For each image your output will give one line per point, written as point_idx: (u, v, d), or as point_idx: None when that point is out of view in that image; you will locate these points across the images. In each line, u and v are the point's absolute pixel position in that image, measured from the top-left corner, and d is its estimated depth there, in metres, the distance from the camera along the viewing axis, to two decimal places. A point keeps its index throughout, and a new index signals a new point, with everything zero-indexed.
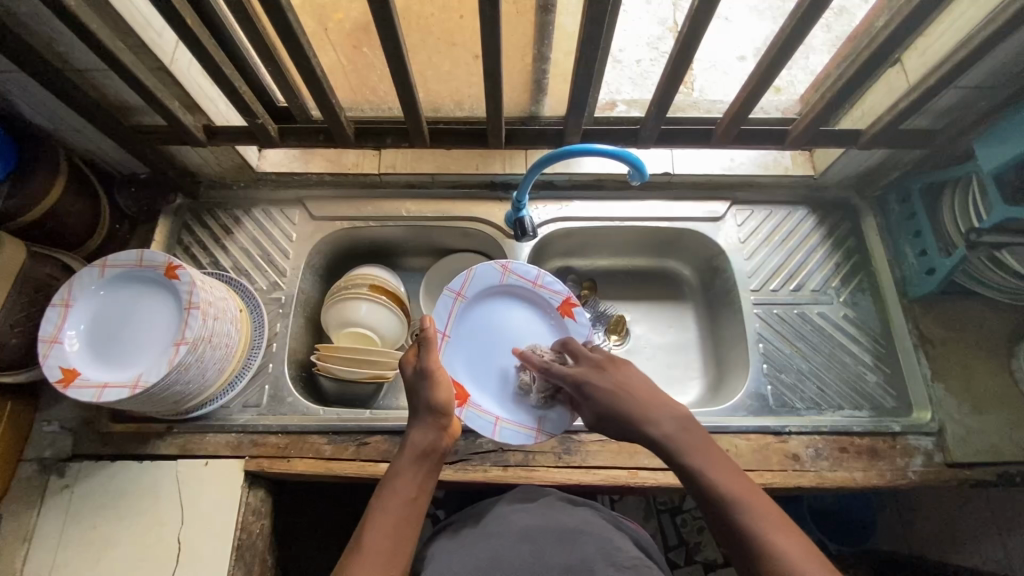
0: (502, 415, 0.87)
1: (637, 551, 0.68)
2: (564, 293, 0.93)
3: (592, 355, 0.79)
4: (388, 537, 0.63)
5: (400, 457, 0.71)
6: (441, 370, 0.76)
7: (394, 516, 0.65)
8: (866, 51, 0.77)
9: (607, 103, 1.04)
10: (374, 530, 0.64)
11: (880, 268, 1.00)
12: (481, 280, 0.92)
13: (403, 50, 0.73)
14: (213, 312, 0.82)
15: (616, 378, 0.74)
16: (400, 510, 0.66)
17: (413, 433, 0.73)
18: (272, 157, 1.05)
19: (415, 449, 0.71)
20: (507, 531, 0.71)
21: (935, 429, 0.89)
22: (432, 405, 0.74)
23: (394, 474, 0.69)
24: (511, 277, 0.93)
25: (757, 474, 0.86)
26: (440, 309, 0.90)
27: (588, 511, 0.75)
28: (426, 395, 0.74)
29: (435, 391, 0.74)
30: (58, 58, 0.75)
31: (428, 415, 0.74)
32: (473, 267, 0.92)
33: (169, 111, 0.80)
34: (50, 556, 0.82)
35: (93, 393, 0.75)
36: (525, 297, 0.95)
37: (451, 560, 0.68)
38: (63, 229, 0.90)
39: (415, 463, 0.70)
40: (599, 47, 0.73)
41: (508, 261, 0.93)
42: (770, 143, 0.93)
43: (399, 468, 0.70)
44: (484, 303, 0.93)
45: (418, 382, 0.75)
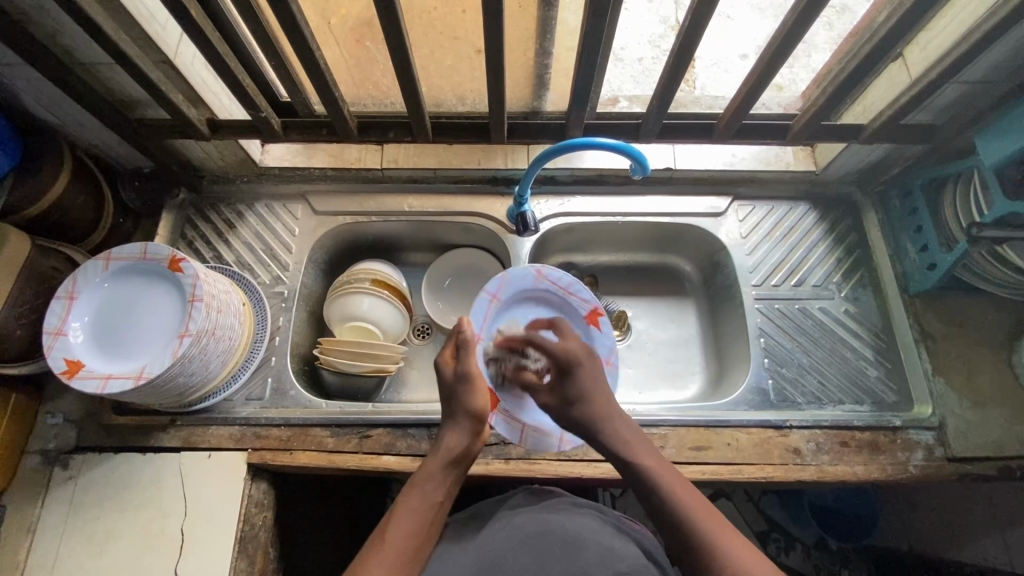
0: (533, 421, 0.87)
1: (637, 556, 0.68)
2: (592, 302, 0.95)
3: (576, 341, 0.80)
4: (413, 538, 0.65)
5: (432, 461, 0.72)
6: (480, 374, 0.76)
7: (417, 518, 0.67)
8: (867, 45, 0.77)
9: (609, 99, 1.04)
10: (395, 528, 0.66)
11: (881, 263, 1.01)
12: (516, 284, 0.93)
13: (406, 44, 0.73)
14: (215, 305, 0.82)
15: (592, 369, 0.78)
16: (425, 512, 0.68)
17: (446, 436, 0.74)
18: (275, 152, 1.05)
19: (448, 455, 0.72)
20: (509, 537, 0.70)
21: (936, 424, 0.89)
22: (470, 411, 0.74)
23: (423, 476, 0.71)
24: (543, 282, 0.94)
25: (758, 468, 0.86)
26: (477, 312, 0.90)
27: (589, 515, 0.74)
28: (463, 399, 0.74)
29: (473, 395, 0.74)
30: (63, 50, 0.75)
31: (466, 420, 0.74)
32: (508, 270, 0.93)
33: (172, 104, 0.81)
34: (54, 547, 0.82)
35: (98, 384, 0.75)
36: (551, 303, 0.96)
37: (454, 561, 0.69)
38: (66, 223, 0.90)
39: (446, 466, 0.72)
40: (601, 41, 0.73)
41: (542, 266, 0.94)
42: (770, 139, 0.93)
43: (430, 472, 0.71)
44: (517, 307, 0.94)
45: (455, 385, 0.75)
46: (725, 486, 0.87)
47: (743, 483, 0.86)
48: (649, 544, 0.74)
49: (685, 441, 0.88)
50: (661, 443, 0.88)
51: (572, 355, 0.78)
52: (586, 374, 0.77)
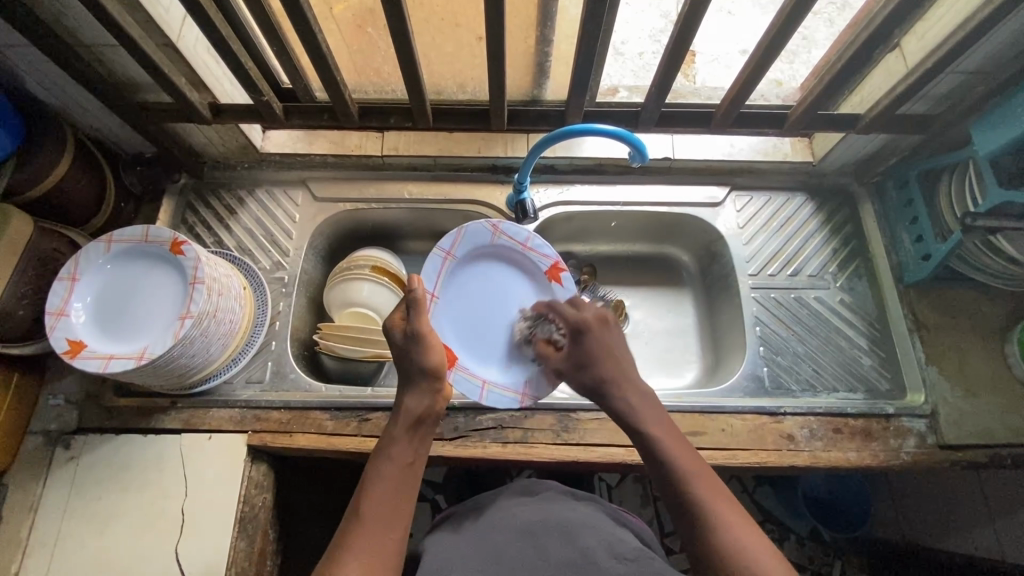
0: (490, 379, 0.89)
1: (638, 543, 0.67)
2: (554, 257, 0.94)
3: (595, 310, 0.84)
4: (389, 500, 0.65)
5: (395, 424, 0.72)
6: (431, 334, 0.76)
7: (392, 480, 0.67)
8: (865, 32, 0.78)
9: (608, 89, 1.05)
10: (372, 493, 0.65)
11: (876, 253, 1.02)
12: (472, 241, 0.92)
13: (409, 28, 0.74)
14: (217, 287, 0.83)
15: (608, 338, 0.81)
16: (398, 472, 0.68)
17: (407, 400, 0.74)
18: (276, 138, 1.06)
19: (409, 417, 0.73)
20: (508, 526, 0.69)
21: (928, 412, 0.90)
22: (424, 369, 0.75)
23: (390, 439, 0.71)
24: (501, 238, 0.93)
25: (752, 453, 0.87)
26: (429, 269, 0.89)
27: (588, 506, 0.74)
28: (416, 359, 0.75)
29: (428, 354, 0.75)
30: (67, 31, 0.76)
31: (422, 381, 0.75)
32: (463, 226, 0.91)
33: (174, 86, 0.81)
34: (56, 526, 0.83)
35: (100, 364, 0.76)
36: (510, 257, 0.95)
37: (453, 551, 0.67)
38: (68, 205, 0.91)
39: (410, 428, 0.72)
40: (601, 28, 0.73)
41: (499, 222, 0.92)
42: (768, 128, 0.94)
43: (393, 435, 0.71)
44: (474, 261, 0.94)
45: (409, 345, 0.75)
46: (719, 471, 0.88)
47: (737, 468, 0.87)
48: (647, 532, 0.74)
49: (681, 426, 0.89)
50: None
51: (585, 323, 0.82)
52: (599, 342, 0.80)
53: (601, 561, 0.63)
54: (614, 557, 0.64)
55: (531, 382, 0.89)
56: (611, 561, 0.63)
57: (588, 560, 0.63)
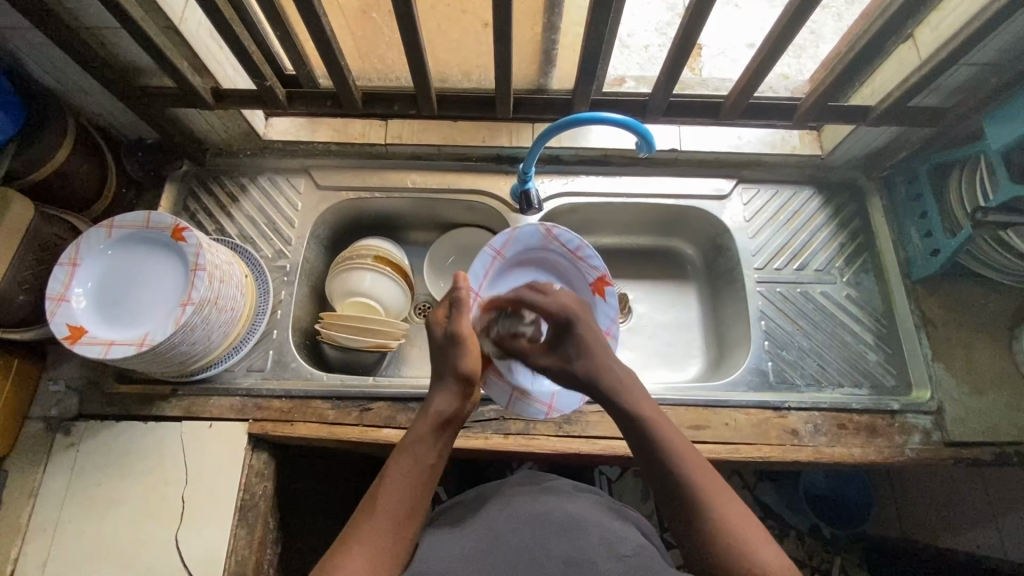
0: (524, 386, 0.88)
1: (637, 539, 0.67)
2: (602, 270, 0.92)
3: (567, 297, 0.79)
4: (404, 500, 0.64)
5: (422, 423, 0.70)
6: (468, 337, 0.75)
7: (408, 481, 0.65)
8: (878, 21, 0.77)
9: (615, 79, 1.03)
10: (384, 493, 0.64)
11: (884, 248, 1.00)
12: (520, 244, 0.92)
13: (414, 12, 0.72)
14: (219, 275, 0.82)
15: (587, 327, 0.77)
16: (416, 475, 0.66)
17: (436, 399, 0.72)
18: (279, 125, 1.05)
19: (438, 417, 0.71)
20: (508, 519, 0.68)
21: (933, 408, 0.89)
22: (459, 372, 0.73)
23: (414, 441, 0.69)
24: (552, 244, 0.92)
25: (755, 448, 0.87)
26: (478, 264, 0.89)
27: (589, 500, 0.74)
28: (454, 360, 0.73)
29: (465, 358, 0.73)
30: (67, 13, 0.75)
31: (455, 383, 0.73)
32: (517, 227, 0.91)
33: (176, 70, 0.80)
34: (56, 511, 0.83)
35: (100, 350, 0.76)
36: (559, 263, 0.95)
37: (451, 543, 0.66)
38: (69, 190, 0.90)
39: (435, 430, 0.70)
40: (609, 15, 0.72)
41: (553, 227, 0.91)
42: (777, 119, 0.93)
43: (418, 435, 0.69)
44: (520, 264, 0.94)
45: (447, 346, 0.74)
46: (721, 465, 0.88)
47: (740, 462, 0.87)
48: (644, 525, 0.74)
49: (684, 421, 0.88)
50: None
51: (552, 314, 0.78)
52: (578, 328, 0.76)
53: (601, 560, 0.61)
54: (613, 555, 0.63)
55: (560, 398, 0.88)
56: (611, 560, 0.62)
57: (589, 559, 0.61)
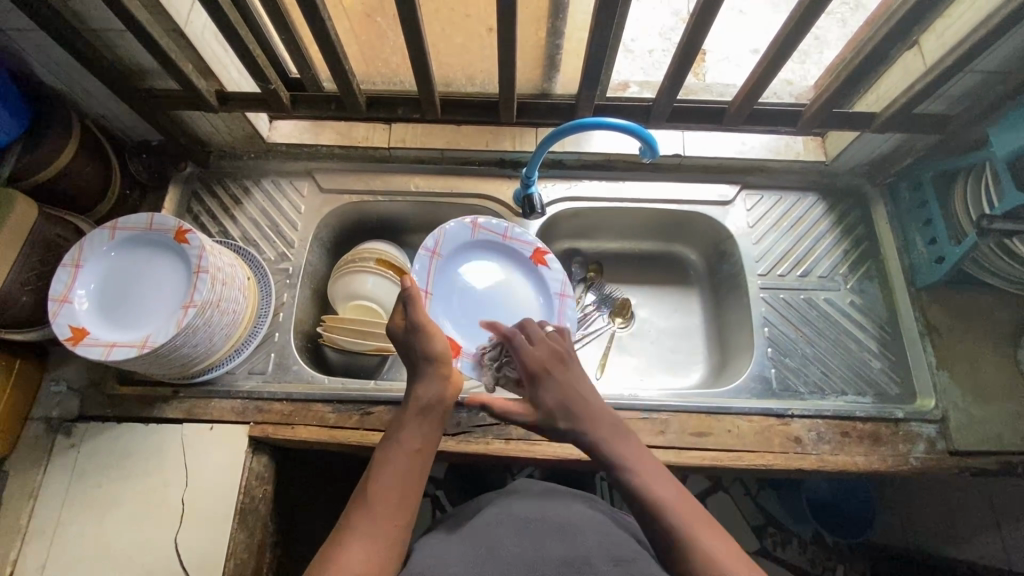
0: None
1: (635, 545, 0.66)
2: (535, 243, 0.98)
3: (559, 344, 0.79)
4: (395, 488, 0.63)
5: (405, 412, 0.71)
6: (431, 323, 0.76)
7: (396, 469, 0.65)
8: (883, 29, 0.77)
9: (620, 84, 1.03)
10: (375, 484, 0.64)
11: (889, 255, 1.00)
12: (451, 243, 0.96)
13: (419, 16, 0.72)
14: (221, 277, 0.82)
15: (562, 381, 0.74)
16: (405, 462, 0.66)
17: (416, 388, 0.73)
18: (282, 129, 1.05)
19: (418, 403, 0.71)
20: (503, 527, 0.68)
21: (938, 417, 0.89)
22: (429, 357, 0.74)
23: (399, 428, 0.69)
24: (482, 231, 0.97)
25: (758, 456, 0.86)
26: (419, 269, 0.93)
27: (586, 508, 0.73)
28: (422, 348, 0.74)
29: (430, 342, 0.75)
30: (74, 15, 0.75)
31: (430, 369, 0.73)
32: (442, 226, 0.95)
33: (181, 73, 0.80)
34: (56, 513, 0.83)
35: (102, 351, 0.75)
36: (495, 250, 0.99)
37: (446, 550, 0.65)
38: (74, 191, 0.90)
39: (418, 415, 0.70)
40: (614, 20, 0.72)
41: (476, 218, 0.97)
42: (782, 125, 0.93)
43: (403, 423, 0.70)
44: (460, 261, 0.97)
45: (410, 338, 0.75)
46: (724, 473, 0.87)
47: (743, 470, 0.86)
48: (639, 531, 0.73)
49: (686, 428, 0.88)
50: (662, 428, 0.88)
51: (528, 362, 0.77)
52: (554, 385, 0.74)
53: (597, 563, 0.61)
54: (611, 559, 0.62)
55: None
56: (608, 564, 0.62)
57: (585, 562, 0.61)
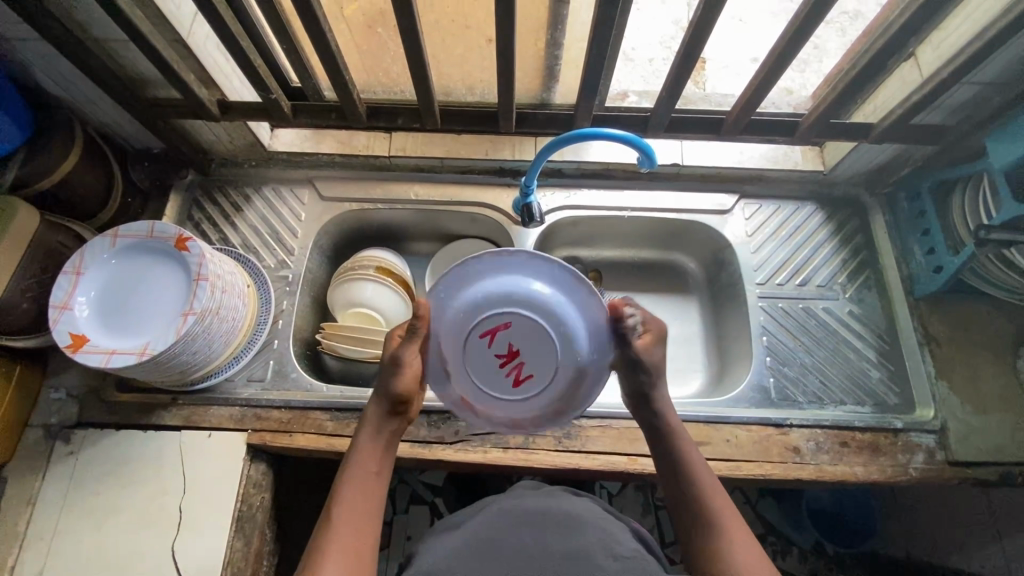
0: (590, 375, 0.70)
1: (636, 544, 0.65)
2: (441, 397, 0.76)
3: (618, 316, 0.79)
4: (360, 511, 0.63)
5: (360, 440, 0.69)
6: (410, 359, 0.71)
7: (358, 492, 0.65)
8: (880, 41, 0.77)
9: (619, 93, 1.04)
10: (341, 509, 0.63)
11: (887, 265, 1.00)
12: (457, 292, 0.69)
13: (418, 28, 0.73)
14: (221, 285, 0.82)
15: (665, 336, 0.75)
16: (365, 485, 0.66)
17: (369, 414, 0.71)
18: (284, 138, 1.06)
19: (372, 430, 0.70)
20: (507, 518, 0.68)
21: (938, 427, 0.89)
22: (390, 393, 0.70)
23: (356, 452, 0.69)
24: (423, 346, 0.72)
25: (757, 466, 0.86)
26: (463, 276, 0.69)
27: (592, 502, 0.72)
28: (385, 380, 0.71)
29: (398, 376, 0.71)
30: (78, 26, 0.76)
31: (388, 400, 0.71)
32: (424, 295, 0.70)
33: (183, 82, 0.81)
34: (53, 520, 0.83)
35: (102, 359, 0.76)
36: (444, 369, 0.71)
37: (448, 541, 0.65)
38: (76, 199, 0.91)
39: (373, 442, 0.69)
40: (611, 30, 0.73)
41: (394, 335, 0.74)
42: (780, 135, 0.93)
43: (359, 451, 0.69)
44: (456, 329, 0.69)
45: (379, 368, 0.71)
46: (723, 482, 0.87)
47: (742, 479, 0.86)
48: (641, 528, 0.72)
49: None
50: None
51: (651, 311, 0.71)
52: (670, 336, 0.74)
53: (595, 559, 0.61)
54: (611, 555, 0.62)
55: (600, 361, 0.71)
56: (608, 560, 0.61)
57: (585, 557, 0.61)
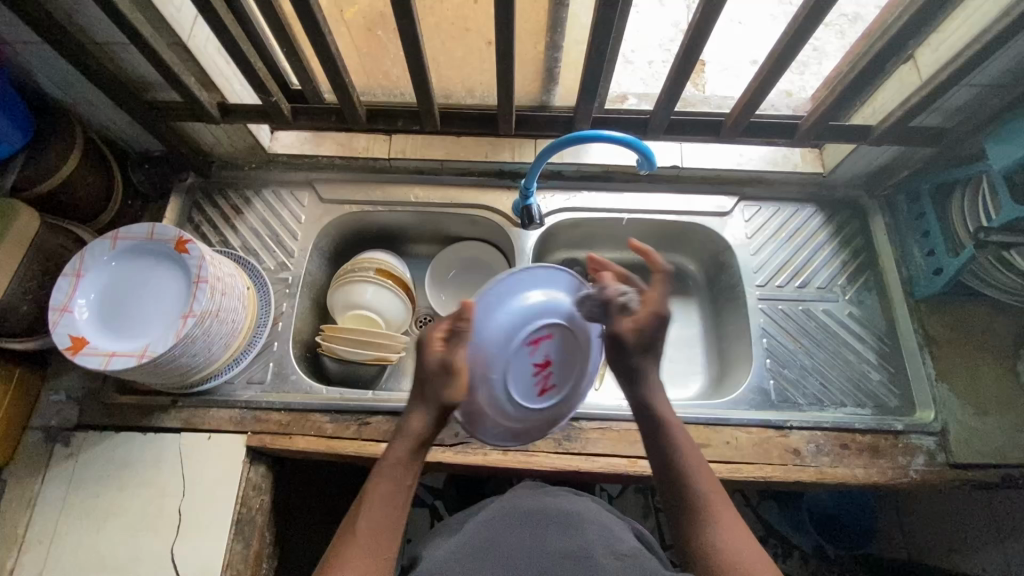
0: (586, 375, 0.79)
1: (636, 543, 0.65)
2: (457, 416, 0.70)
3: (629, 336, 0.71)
4: (383, 530, 0.58)
5: (394, 448, 0.63)
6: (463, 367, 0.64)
7: (387, 513, 0.59)
8: (879, 43, 0.77)
9: (618, 96, 1.03)
10: (364, 526, 0.58)
11: (887, 267, 1.00)
12: (497, 311, 0.68)
13: (417, 31, 0.73)
14: (221, 288, 0.82)
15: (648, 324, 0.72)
16: (390, 503, 0.60)
17: (410, 418, 0.64)
18: (284, 140, 1.06)
19: (411, 439, 0.63)
20: (507, 516, 0.68)
21: (938, 429, 0.88)
22: (443, 401, 0.63)
23: (389, 461, 0.62)
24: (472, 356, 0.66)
25: (757, 468, 0.86)
26: (507, 287, 0.69)
27: (592, 501, 0.72)
28: (438, 388, 0.63)
29: (452, 386, 0.63)
30: (79, 29, 0.76)
31: (435, 406, 0.63)
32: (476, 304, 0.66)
33: (183, 85, 0.82)
34: (53, 522, 0.83)
35: (101, 361, 0.76)
36: (486, 381, 0.68)
37: (449, 541, 0.65)
38: (76, 202, 0.91)
39: (410, 453, 0.63)
40: (610, 33, 0.73)
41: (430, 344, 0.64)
42: (778, 137, 0.93)
43: (392, 463, 0.62)
44: (505, 341, 0.68)
45: (435, 373, 0.63)
46: (724, 484, 0.87)
47: (742, 482, 0.86)
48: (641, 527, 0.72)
49: None
50: None
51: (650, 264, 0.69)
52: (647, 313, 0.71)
53: (596, 558, 0.61)
54: (613, 554, 0.61)
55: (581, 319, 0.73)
56: (609, 558, 0.61)
57: (586, 556, 0.61)
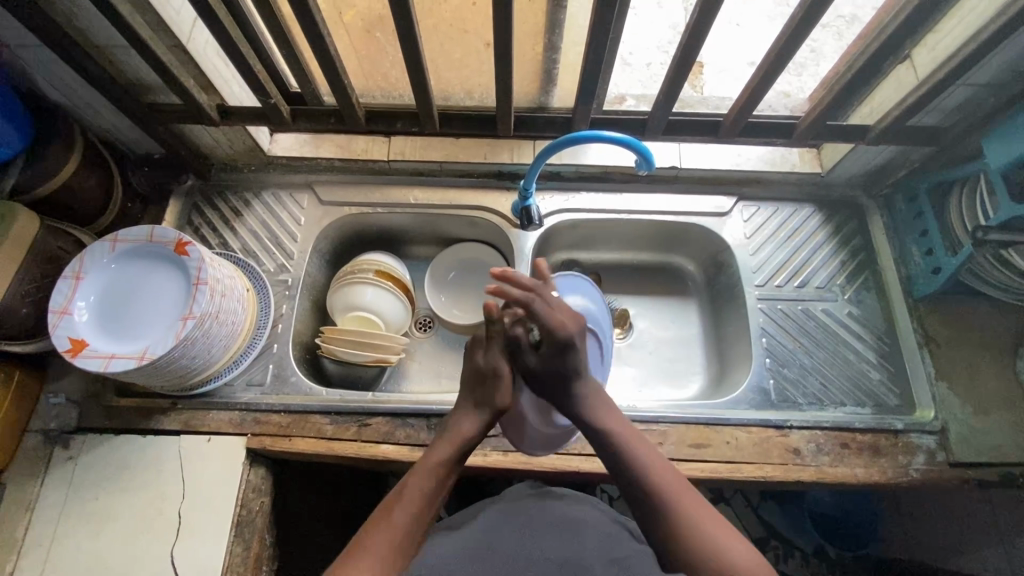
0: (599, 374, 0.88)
1: (631, 547, 0.65)
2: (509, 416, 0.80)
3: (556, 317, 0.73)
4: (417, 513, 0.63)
5: (442, 443, 0.70)
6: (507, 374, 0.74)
7: (424, 500, 0.64)
8: (875, 43, 0.78)
9: (615, 97, 1.04)
10: (402, 507, 0.63)
11: (885, 266, 1.00)
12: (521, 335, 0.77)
13: (415, 32, 0.74)
14: (220, 289, 0.82)
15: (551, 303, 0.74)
16: (428, 490, 0.65)
17: (461, 419, 0.73)
18: (283, 142, 1.06)
19: (459, 437, 0.70)
20: (505, 522, 0.68)
21: (937, 428, 0.88)
22: (494, 407, 0.73)
23: (432, 455, 0.68)
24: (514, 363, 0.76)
25: (758, 468, 0.86)
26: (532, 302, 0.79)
27: (589, 506, 0.72)
28: (492, 395, 0.73)
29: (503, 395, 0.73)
30: (78, 32, 0.77)
31: (485, 412, 0.73)
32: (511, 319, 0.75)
33: (182, 87, 0.82)
34: (52, 525, 0.83)
35: (101, 363, 0.76)
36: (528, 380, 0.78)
37: (446, 545, 0.66)
38: (75, 205, 0.91)
39: (453, 449, 0.69)
40: (608, 34, 0.73)
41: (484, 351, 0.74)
42: (776, 137, 0.94)
43: (433, 457, 0.68)
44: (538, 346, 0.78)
45: (491, 381, 0.74)
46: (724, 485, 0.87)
47: (743, 482, 0.86)
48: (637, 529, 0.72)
49: (685, 439, 0.88)
50: (661, 439, 0.87)
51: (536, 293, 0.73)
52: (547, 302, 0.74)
53: (590, 562, 0.61)
54: (606, 559, 0.62)
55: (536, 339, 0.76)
56: (602, 564, 0.61)
57: (580, 561, 0.61)
